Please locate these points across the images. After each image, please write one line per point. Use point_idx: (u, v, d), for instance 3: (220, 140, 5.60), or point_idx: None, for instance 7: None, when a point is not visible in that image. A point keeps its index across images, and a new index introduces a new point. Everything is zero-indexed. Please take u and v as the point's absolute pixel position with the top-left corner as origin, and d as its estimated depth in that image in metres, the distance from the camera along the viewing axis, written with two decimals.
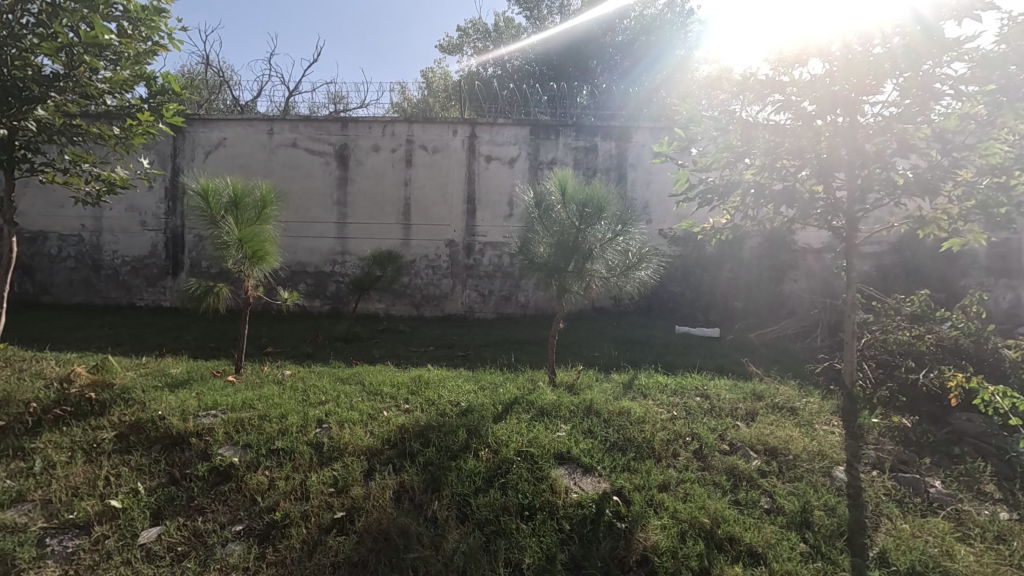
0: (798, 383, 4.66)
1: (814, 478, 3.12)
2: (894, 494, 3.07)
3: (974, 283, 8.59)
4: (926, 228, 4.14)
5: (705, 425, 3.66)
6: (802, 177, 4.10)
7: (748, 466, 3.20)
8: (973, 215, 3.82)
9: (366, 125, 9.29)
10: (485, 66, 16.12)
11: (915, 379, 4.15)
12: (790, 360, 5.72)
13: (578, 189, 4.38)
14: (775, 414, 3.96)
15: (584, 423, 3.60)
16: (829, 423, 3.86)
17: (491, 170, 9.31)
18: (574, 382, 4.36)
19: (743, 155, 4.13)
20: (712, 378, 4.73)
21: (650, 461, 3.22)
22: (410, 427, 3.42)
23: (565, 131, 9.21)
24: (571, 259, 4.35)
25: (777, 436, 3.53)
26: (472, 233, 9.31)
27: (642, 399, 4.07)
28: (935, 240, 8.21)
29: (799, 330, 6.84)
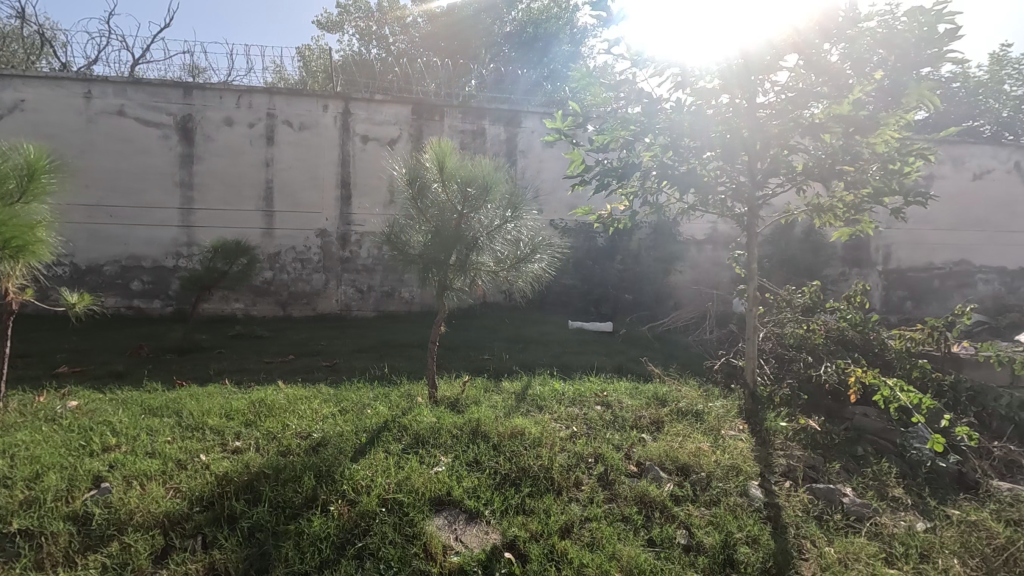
0: (698, 383, 4.38)
1: (730, 501, 2.73)
2: (812, 510, 2.77)
3: (833, 273, 9.24)
4: (823, 217, 3.96)
5: (609, 442, 3.17)
6: (706, 158, 3.73)
7: (660, 491, 2.73)
8: (867, 205, 3.67)
9: (215, 94, 7.85)
10: (369, 47, 14.94)
11: (814, 374, 4.00)
12: (686, 355, 5.50)
13: (460, 166, 3.68)
14: (681, 421, 3.58)
15: (469, 452, 2.93)
16: (735, 428, 3.57)
17: (369, 151, 8.31)
18: (459, 395, 3.69)
19: (644, 133, 3.69)
20: (611, 381, 4.30)
21: (550, 496, 2.63)
22: (236, 475, 2.54)
23: (450, 112, 8.46)
24: (452, 249, 3.67)
25: (687, 450, 3.12)
26: (347, 222, 8.26)
27: (536, 414, 3.50)
28: (803, 232, 8.63)
29: (690, 322, 6.72)
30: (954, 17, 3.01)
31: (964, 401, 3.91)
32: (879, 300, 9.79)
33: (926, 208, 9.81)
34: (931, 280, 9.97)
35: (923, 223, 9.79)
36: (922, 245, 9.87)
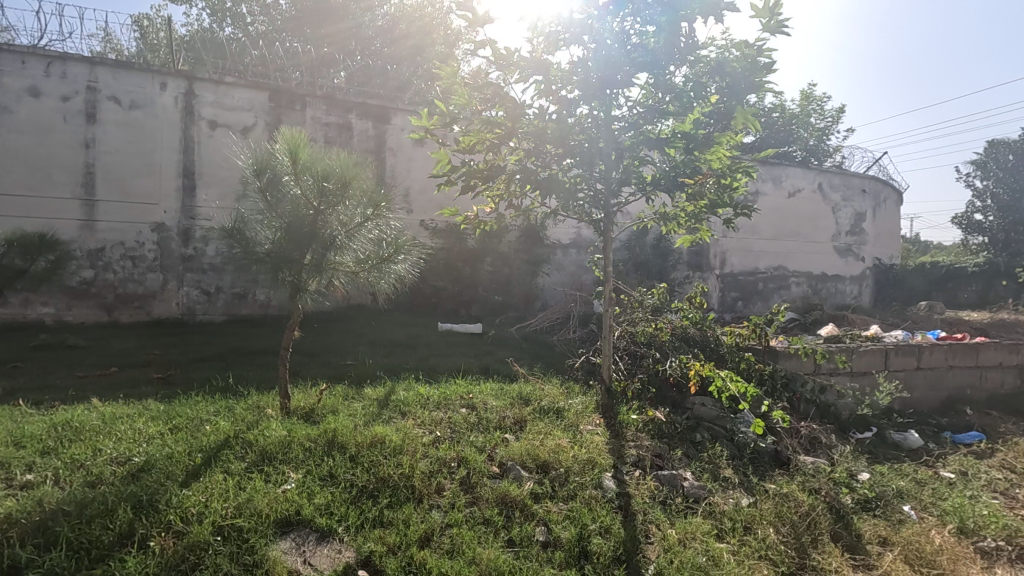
0: (560, 381, 4.55)
1: (586, 494, 2.85)
2: (658, 496, 2.99)
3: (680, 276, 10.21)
4: (668, 225, 4.31)
5: (472, 445, 3.15)
6: (566, 165, 3.86)
7: (521, 491, 2.77)
8: (704, 215, 4.07)
9: (16, 59, 6.59)
10: (223, 25, 13.58)
11: (661, 369, 4.36)
12: (550, 355, 5.70)
13: (315, 159, 3.43)
14: (543, 419, 3.68)
15: (323, 466, 2.73)
16: (592, 423, 3.76)
17: (217, 138, 7.48)
18: (316, 405, 3.44)
19: (508, 137, 3.74)
20: (478, 383, 4.30)
21: (409, 506, 2.54)
22: (23, 516, 2.10)
23: (313, 103, 7.95)
24: (307, 248, 3.41)
25: (548, 447, 3.21)
26: (190, 215, 7.37)
27: (399, 420, 3.38)
28: (655, 239, 9.43)
29: (555, 322, 6.97)
30: (772, 53, 3.43)
31: (780, 388, 4.52)
32: (716, 300, 10.99)
33: (753, 220, 11.25)
34: (756, 283, 11.43)
35: (750, 233, 11.22)
36: (750, 252, 11.30)
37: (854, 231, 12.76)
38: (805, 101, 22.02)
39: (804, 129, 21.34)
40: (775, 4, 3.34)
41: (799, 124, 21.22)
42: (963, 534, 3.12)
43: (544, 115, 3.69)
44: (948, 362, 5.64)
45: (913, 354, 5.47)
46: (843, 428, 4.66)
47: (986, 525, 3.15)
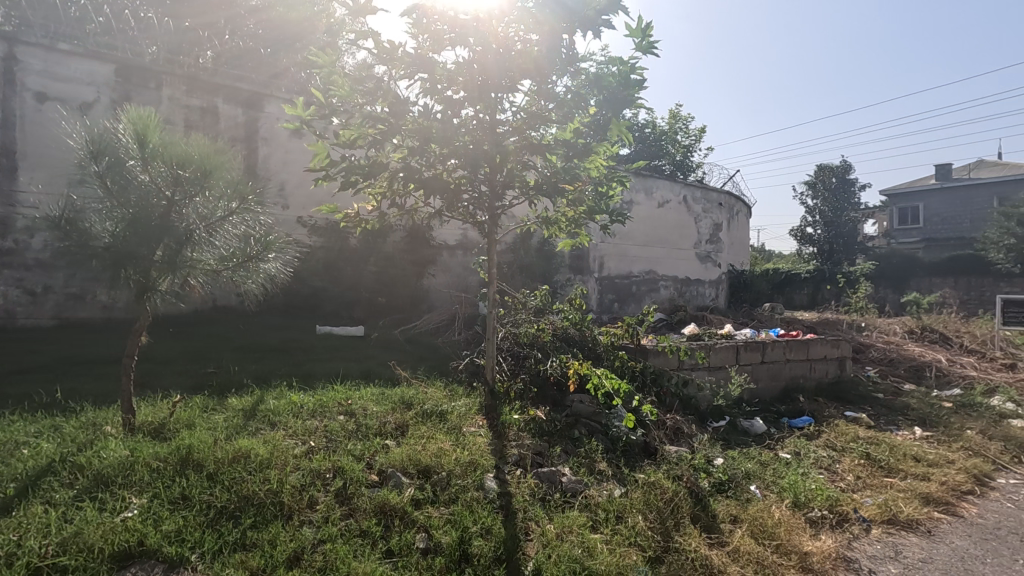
0: (444, 384, 4.51)
1: (468, 497, 2.83)
2: (538, 493, 3.06)
3: (562, 279, 10.68)
4: (550, 229, 4.45)
5: (349, 454, 3.00)
6: (451, 165, 3.82)
7: (401, 498, 2.68)
8: (583, 220, 4.25)
9: None
10: None
11: (542, 369, 4.50)
12: (435, 357, 5.62)
13: (170, 143, 3.10)
14: (425, 423, 3.62)
15: (174, 487, 2.44)
16: (475, 425, 3.77)
17: (46, 112, 6.41)
18: (167, 419, 3.07)
19: (391, 133, 3.63)
20: (357, 388, 4.12)
21: (277, 524, 2.35)
22: None
23: (171, 82, 7.15)
24: (157, 243, 3.02)
25: (430, 451, 3.15)
26: (9, 201, 6.25)
27: (267, 432, 3.13)
28: (539, 242, 9.73)
29: (440, 324, 6.90)
30: (644, 71, 3.65)
31: (649, 383, 4.89)
32: (595, 302, 11.56)
33: (627, 227, 12.04)
34: (630, 286, 12.23)
35: (625, 239, 12.01)
36: (625, 257, 12.06)
37: (712, 240, 14.16)
38: (673, 120, 24.11)
39: (672, 145, 23.48)
40: (646, 26, 3.58)
41: (667, 140, 23.24)
42: (796, 506, 3.57)
43: (429, 114, 3.63)
44: (785, 356, 6.45)
45: (759, 350, 6.18)
46: (702, 418, 5.13)
47: (814, 497, 3.64)
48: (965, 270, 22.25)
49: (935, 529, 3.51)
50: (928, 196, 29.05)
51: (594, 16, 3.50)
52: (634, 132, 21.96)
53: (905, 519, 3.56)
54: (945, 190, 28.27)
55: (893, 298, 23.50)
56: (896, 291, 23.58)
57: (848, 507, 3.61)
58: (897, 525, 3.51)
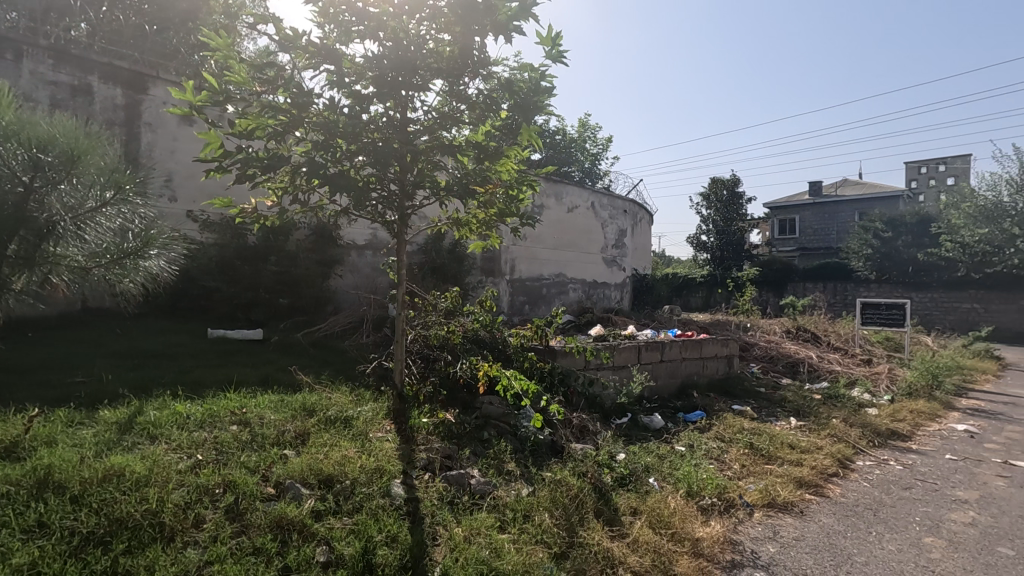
0: (350, 389, 4.34)
1: (373, 505, 2.75)
2: (446, 496, 3.03)
3: (475, 280, 10.77)
4: (461, 230, 4.44)
5: (243, 466, 2.80)
6: (359, 162, 3.69)
7: (300, 510, 2.54)
8: (494, 223, 4.27)
9: None
10: None
11: (452, 372, 4.47)
12: (340, 361, 5.41)
13: (29, 123, 2.73)
14: (328, 430, 3.47)
15: (29, 513, 2.16)
16: (382, 430, 3.67)
17: None
18: (22, 436, 2.69)
19: (293, 125, 3.43)
20: (253, 395, 3.86)
21: (156, 547, 2.14)
22: None
23: (34, 54, 6.34)
24: (9, 235, 2.64)
25: (333, 459, 3.02)
26: None
27: (147, 446, 2.84)
28: (451, 244, 9.69)
29: (346, 327, 6.64)
30: (554, 79, 3.75)
31: (557, 383, 5.04)
32: (507, 304, 11.67)
33: (538, 231, 12.29)
34: (541, 288, 12.49)
35: (535, 243, 12.26)
36: (535, 260, 12.31)
37: (617, 245, 14.84)
38: (583, 128, 25.04)
39: (581, 153, 24.38)
40: (556, 35, 3.67)
41: (577, 148, 24.10)
42: (690, 496, 3.82)
43: (335, 108, 3.48)
44: (682, 354, 6.89)
45: (658, 349, 6.55)
46: (606, 416, 5.35)
47: (705, 486, 3.91)
48: (833, 277, 25.03)
49: (806, 509, 3.90)
50: (803, 209, 32.37)
51: (507, 21, 3.52)
52: (545, 139, 22.53)
53: (781, 502, 3.92)
54: (816, 205, 31.64)
55: (774, 301, 25.93)
56: (776, 295, 26.05)
57: (734, 494, 3.92)
58: (775, 507, 3.86)
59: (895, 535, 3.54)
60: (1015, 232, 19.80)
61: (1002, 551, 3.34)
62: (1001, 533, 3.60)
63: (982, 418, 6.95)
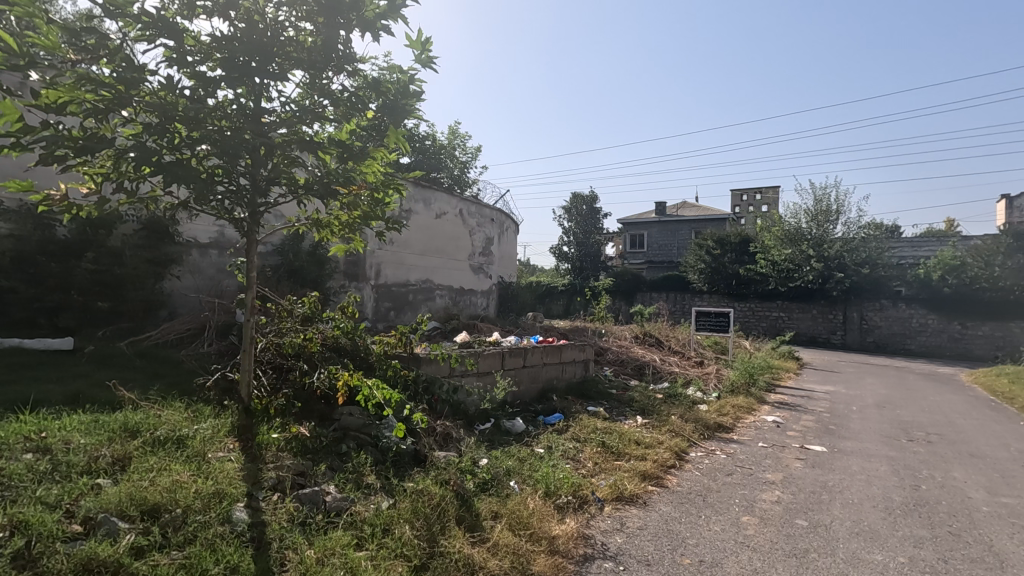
0: (185, 405, 3.87)
1: (209, 534, 2.47)
2: (297, 517, 2.82)
3: (337, 285, 10.29)
4: (321, 232, 4.20)
5: (39, 502, 2.36)
6: (202, 151, 3.31)
7: (116, 549, 2.21)
8: (357, 225, 4.09)
9: None
10: None
11: (307, 382, 4.19)
12: (175, 373, 4.80)
13: None
14: (156, 453, 3.06)
15: None
16: (224, 449, 3.33)
17: None
18: None
19: (119, 104, 2.99)
20: (58, 417, 3.27)
21: None
22: None
23: None
24: None
25: (161, 486, 2.66)
26: None
27: None
28: (311, 245, 9.12)
29: (183, 334, 5.92)
30: (422, 83, 3.71)
31: (420, 391, 4.98)
32: (371, 310, 11.26)
33: (405, 235, 12.08)
34: (407, 294, 12.26)
35: (402, 247, 12.03)
36: (402, 265, 12.06)
37: (484, 253, 15.11)
38: (452, 136, 25.21)
39: (450, 160, 24.53)
40: (426, 40, 3.64)
41: (446, 154, 24.21)
42: (547, 495, 3.98)
43: (174, 89, 3.10)
44: (543, 359, 7.20)
45: (521, 355, 6.76)
46: (469, 422, 5.39)
47: (562, 485, 4.10)
48: (673, 288, 27.98)
49: (649, 500, 4.27)
50: (650, 226, 35.74)
51: (374, 19, 3.42)
52: (414, 142, 22.26)
53: (628, 495, 4.25)
54: (661, 222, 35.13)
55: (625, 309, 28.26)
56: (627, 303, 28.43)
57: (587, 490, 4.16)
58: (623, 500, 4.18)
59: (720, 516, 4.02)
60: (810, 253, 23.82)
61: (799, 523, 3.96)
62: (798, 507, 4.27)
63: (785, 410, 8.21)
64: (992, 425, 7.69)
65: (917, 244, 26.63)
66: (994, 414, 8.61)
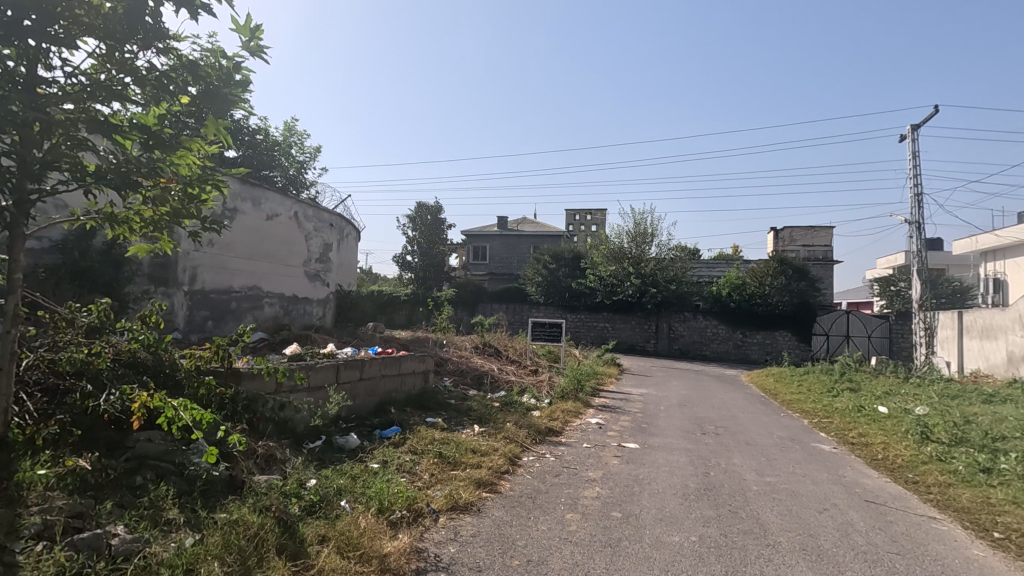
0: None
1: None
2: (70, 569, 2.38)
3: (138, 291, 8.96)
4: (116, 228, 3.60)
5: None
6: None
7: None
8: (164, 222, 3.57)
9: None
10: None
11: (92, 406, 3.55)
12: None
13: None
14: None
15: None
16: None
17: None
18: None
19: None
20: None
21: None
22: None
23: None
24: None
25: None
26: None
27: None
28: (105, 243, 7.78)
29: None
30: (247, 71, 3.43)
31: (240, 410, 4.51)
32: (182, 320, 9.92)
33: (228, 236, 10.92)
34: (229, 302, 11.03)
35: (224, 250, 10.84)
36: (223, 270, 10.86)
37: (320, 259, 14.28)
38: (288, 132, 23.47)
39: (284, 157, 22.81)
40: (253, 27, 3.37)
41: (280, 151, 22.47)
42: (380, 512, 3.85)
43: None
44: (381, 372, 7.00)
45: (357, 367, 6.50)
46: (297, 441, 5.02)
47: (396, 500, 4.01)
48: (513, 299, 29.22)
49: (482, 506, 4.37)
50: (492, 239, 36.96)
51: None
52: (242, 135, 20.24)
53: (462, 504, 4.31)
54: (502, 236, 36.54)
55: (467, 320, 28.76)
56: (469, 313, 28.93)
57: (422, 503, 4.12)
58: (457, 509, 4.22)
59: (547, 516, 4.27)
60: (630, 270, 26.67)
61: (614, 515, 4.37)
62: (614, 501, 4.71)
63: (606, 412, 9.04)
64: (761, 417, 9.33)
65: (711, 265, 31.37)
66: (763, 408, 10.46)
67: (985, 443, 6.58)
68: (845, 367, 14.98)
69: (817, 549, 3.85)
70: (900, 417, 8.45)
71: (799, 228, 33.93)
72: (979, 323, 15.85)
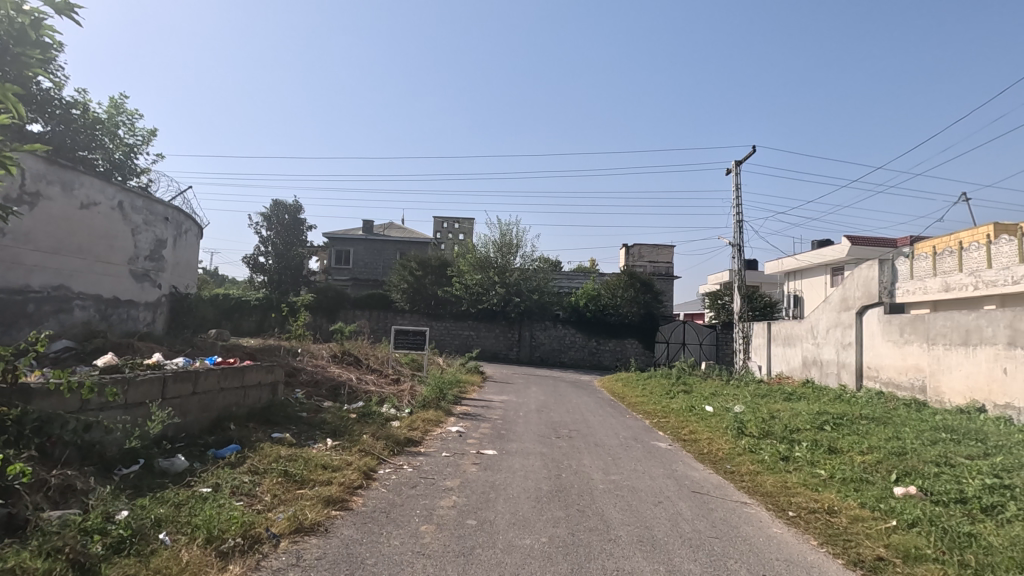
0: None
1: None
2: None
3: None
4: None
5: None
6: None
7: None
8: None
9: None
10: None
11: None
12: None
13: None
14: None
15: None
16: None
17: None
18: None
19: None
20: None
21: None
22: None
23: None
24: None
25: None
26: None
27: None
28: None
29: None
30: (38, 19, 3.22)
31: (28, 434, 3.78)
32: None
33: (25, 225, 9.19)
34: (25, 304, 9.25)
35: (19, 241, 9.10)
36: (18, 266, 9.11)
37: (151, 257, 12.60)
38: (114, 110, 20.41)
39: (107, 138, 19.77)
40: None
41: (103, 131, 19.45)
42: (207, 542, 3.42)
43: None
44: (218, 384, 6.32)
45: (190, 380, 5.80)
46: (106, 468, 4.30)
47: (228, 527, 3.59)
48: (376, 306, 28.17)
49: (329, 526, 4.10)
50: (356, 243, 35.51)
51: None
52: (52, 107, 17.18)
53: (307, 525, 4.00)
54: (367, 240, 35.27)
55: (326, 327, 27.20)
56: (328, 320, 27.39)
57: (260, 528, 3.76)
58: (301, 531, 3.90)
59: (399, 530, 4.13)
60: (495, 280, 27.24)
61: (469, 523, 4.37)
62: (469, 509, 4.72)
63: (467, 420, 9.07)
64: (609, 420, 10.03)
65: (571, 278, 33.28)
66: (611, 410, 11.26)
67: (784, 435, 7.74)
68: (681, 372, 16.72)
69: (651, 540, 4.20)
70: (723, 416, 9.62)
71: (647, 246, 37.39)
72: (783, 332, 18.70)
